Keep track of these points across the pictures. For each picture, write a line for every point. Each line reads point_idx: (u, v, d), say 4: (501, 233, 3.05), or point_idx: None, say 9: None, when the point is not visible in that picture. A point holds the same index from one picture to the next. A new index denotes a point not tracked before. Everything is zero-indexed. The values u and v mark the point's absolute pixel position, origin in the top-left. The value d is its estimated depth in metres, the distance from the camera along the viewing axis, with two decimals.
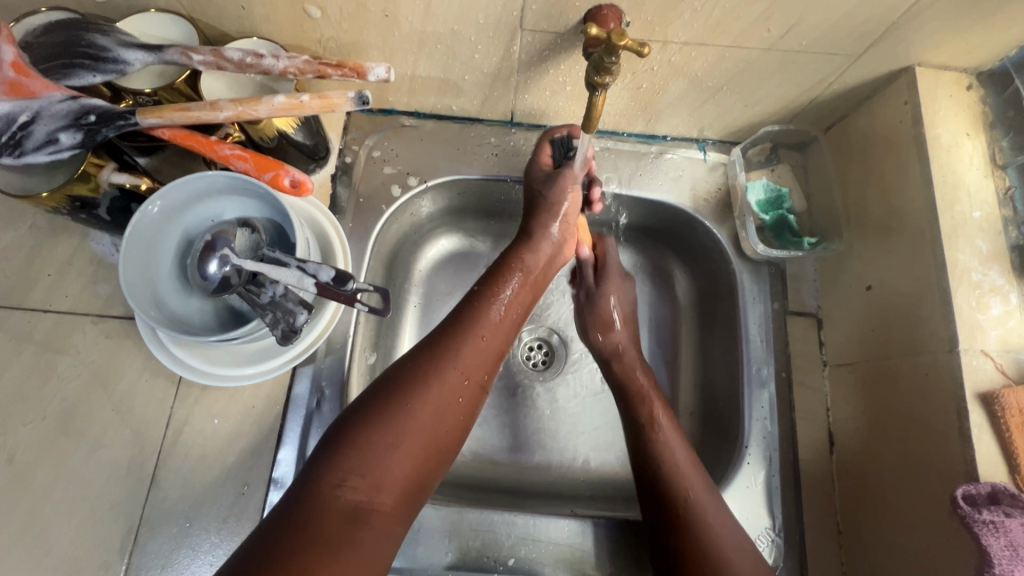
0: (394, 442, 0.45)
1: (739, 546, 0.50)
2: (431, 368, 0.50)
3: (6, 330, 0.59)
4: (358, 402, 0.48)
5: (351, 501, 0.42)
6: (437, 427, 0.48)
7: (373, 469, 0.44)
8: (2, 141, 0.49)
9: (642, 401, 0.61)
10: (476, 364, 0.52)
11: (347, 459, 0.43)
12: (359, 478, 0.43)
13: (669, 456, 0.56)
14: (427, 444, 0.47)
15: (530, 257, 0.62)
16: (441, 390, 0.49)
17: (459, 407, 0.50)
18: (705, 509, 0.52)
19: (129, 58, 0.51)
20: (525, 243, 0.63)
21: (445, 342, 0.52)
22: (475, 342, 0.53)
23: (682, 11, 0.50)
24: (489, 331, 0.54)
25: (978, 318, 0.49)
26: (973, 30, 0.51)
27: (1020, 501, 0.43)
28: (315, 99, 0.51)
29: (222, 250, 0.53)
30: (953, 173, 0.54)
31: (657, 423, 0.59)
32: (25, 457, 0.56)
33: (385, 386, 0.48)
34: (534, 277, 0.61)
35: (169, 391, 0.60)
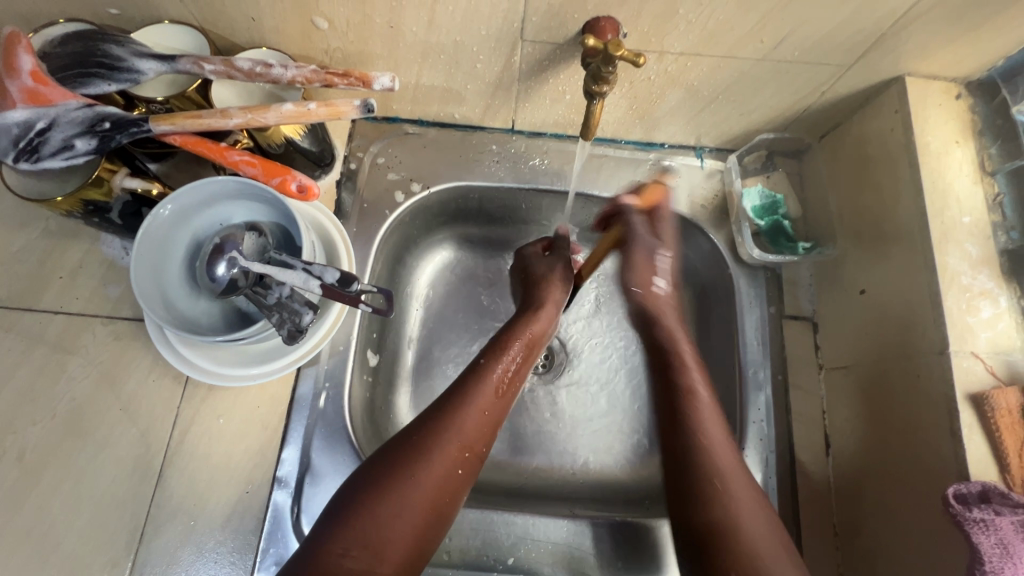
0: (396, 514, 0.47)
1: (751, 499, 0.50)
2: (433, 442, 0.51)
3: (18, 330, 0.61)
4: (367, 467, 0.50)
5: (351, 570, 0.44)
6: (438, 498, 0.49)
7: (374, 539, 0.45)
8: (20, 146, 0.51)
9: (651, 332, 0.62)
10: (478, 436, 0.53)
11: (351, 529, 0.45)
12: (361, 548, 0.45)
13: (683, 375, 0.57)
14: (428, 513, 0.48)
15: (529, 322, 0.63)
16: (444, 463, 0.50)
17: (460, 479, 0.51)
18: (712, 425, 0.54)
19: (143, 68, 0.53)
20: (528, 312, 0.64)
21: (450, 413, 0.53)
22: (475, 411, 0.54)
23: (677, 23, 0.52)
24: (491, 404, 0.56)
25: (969, 321, 0.50)
26: (961, 42, 0.53)
27: (1010, 499, 0.44)
28: (323, 107, 0.53)
29: (230, 253, 0.55)
30: (943, 179, 0.55)
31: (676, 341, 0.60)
32: (35, 455, 0.57)
33: (387, 457, 0.50)
34: (534, 342, 0.63)
35: (176, 391, 0.61)
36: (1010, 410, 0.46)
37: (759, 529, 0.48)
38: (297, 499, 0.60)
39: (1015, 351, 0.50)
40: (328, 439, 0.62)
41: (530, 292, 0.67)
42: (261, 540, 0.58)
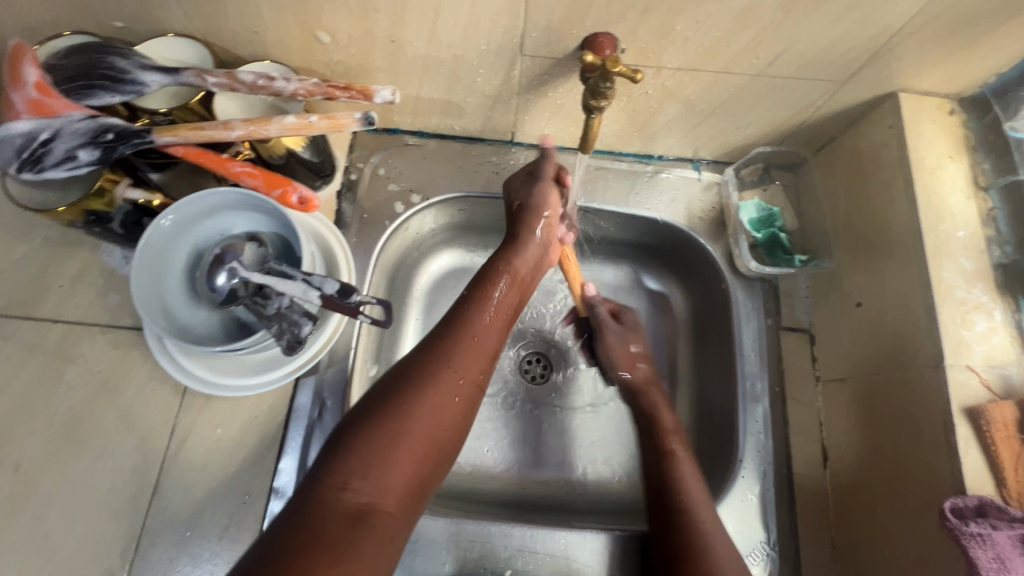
0: (396, 442, 0.45)
1: None
2: (425, 371, 0.50)
3: (17, 339, 0.61)
4: (359, 405, 0.48)
5: (354, 504, 0.41)
6: (438, 430, 0.47)
7: (375, 469, 0.43)
8: (23, 157, 0.52)
9: (667, 437, 0.60)
10: (470, 365, 0.52)
11: (349, 461, 0.43)
12: (360, 479, 0.42)
13: (680, 474, 0.56)
14: (429, 444, 0.47)
15: (517, 257, 0.62)
16: (438, 392, 0.49)
17: (456, 407, 0.50)
18: (703, 507, 0.54)
19: (146, 80, 0.54)
20: (514, 246, 0.63)
21: (439, 347, 0.52)
22: (466, 343, 0.53)
23: (674, 39, 0.53)
24: (480, 333, 0.55)
25: (964, 334, 0.51)
26: (953, 59, 0.54)
27: (1006, 514, 0.45)
28: (324, 119, 0.53)
29: (230, 263, 0.54)
30: (937, 194, 0.55)
31: (671, 442, 0.60)
32: (31, 465, 0.57)
33: (378, 393, 0.48)
34: (522, 276, 0.62)
35: (174, 400, 0.61)
36: (1006, 424, 0.47)
37: None
38: None
39: (1010, 365, 0.50)
40: None
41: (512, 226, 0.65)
42: None
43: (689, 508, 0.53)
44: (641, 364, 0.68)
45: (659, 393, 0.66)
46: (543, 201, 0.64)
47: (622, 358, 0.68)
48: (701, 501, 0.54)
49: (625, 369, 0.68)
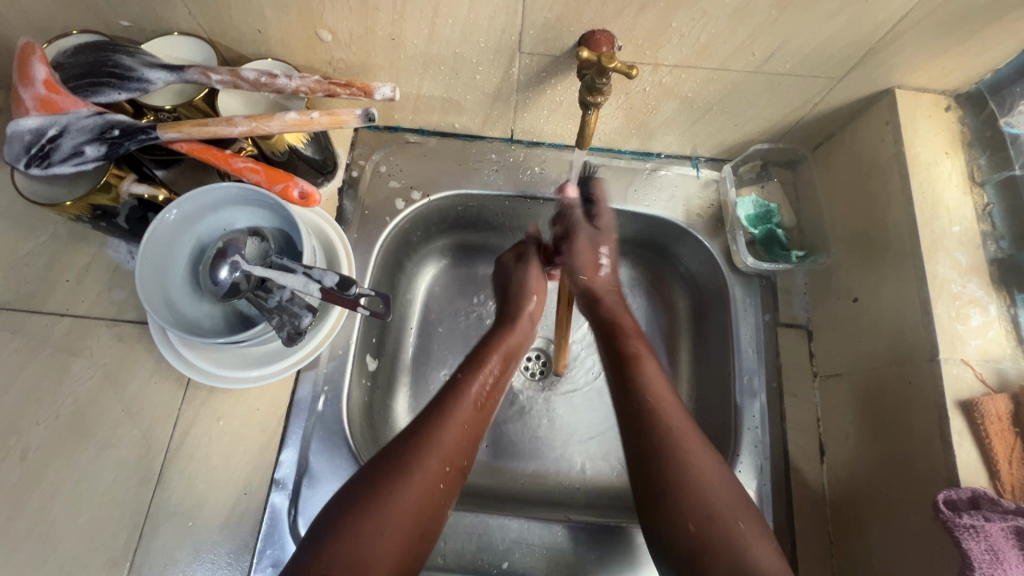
0: (379, 531, 0.46)
1: (733, 498, 0.49)
2: (412, 458, 0.51)
3: (25, 332, 0.62)
4: (345, 492, 0.49)
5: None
6: (418, 518, 0.49)
7: (357, 560, 0.45)
8: (31, 152, 0.53)
9: (630, 338, 0.63)
10: (457, 452, 0.54)
11: (331, 553, 0.44)
12: (341, 573, 0.44)
13: (650, 393, 0.56)
14: (412, 530, 0.48)
15: (508, 336, 0.67)
16: (425, 477, 0.50)
17: (439, 494, 0.51)
18: (688, 438, 0.53)
19: (152, 77, 0.55)
20: (506, 324, 0.68)
21: (428, 429, 0.53)
22: (454, 428, 0.55)
23: (671, 36, 0.53)
24: (469, 418, 0.56)
25: (958, 328, 0.51)
26: (948, 56, 0.54)
27: (1000, 506, 0.44)
28: (325, 115, 0.54)
29: (233, 256, 0.56)
30: (933, 189, 0.56)
31: (640, 359, 0.61)
32: (37, 455, 0.58)
33: (366, 478, 0.49)
34: (512, 354, 0.66)
35: (177, 392, 0.62)
36: (1000, 417, 0.47)
37: (744, 531, 0.47)
38: (295, 501, 0.60)
39: (1005, 359, 0.50)
40: (326, 442, 0.63)
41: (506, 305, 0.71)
42: (257, 541, 0.58)
43: (654, 404, 0.55)
44: (603, 270, 0.70)
45: (610, 275, 0.70)
46: (526, 279, 0.72)
47: (587, 260, 0.69)
48: (665, 394, 0.57)
49: (586, 273, 0.69)
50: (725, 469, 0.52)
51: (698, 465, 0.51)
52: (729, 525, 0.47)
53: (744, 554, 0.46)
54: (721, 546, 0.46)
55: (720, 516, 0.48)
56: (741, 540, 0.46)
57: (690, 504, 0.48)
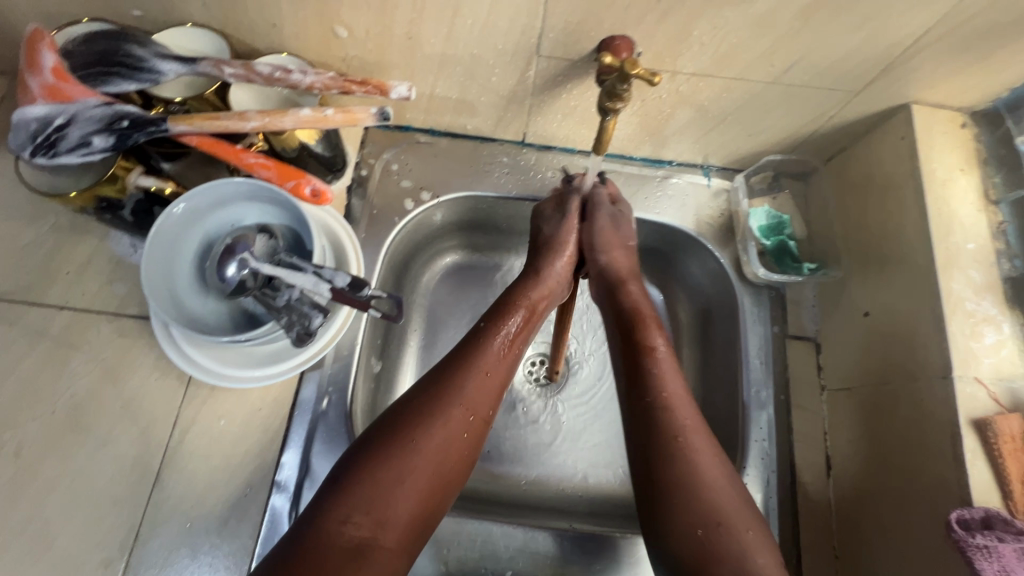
0: (399, 479, 0.45)
1: (740, 507, 0.45)
2: (432, 406, 0.49)
3: (25, 325, 0.62)
4: (365, 436, 0.48)
5: (354, 538, 0.42)
6: (441, 467, 0.47)
7: (378, 506, 0.44)
8: (37, 142, 0.52)
9: (648, 329, 0.56)
10: (481, 400, 0.52)
11: (350, 497, 0.43)
12: (362, 515, 0.43)
13: (665, 389, 0.52)
14: (434, 479, 0.47)
15: (533, 290, 0.61)
16: (446, 426, 0.49)
17: (463, 443, 0.49)
18: (700, 439, 0.48)
19: (164, 69, 0.54)
20: (529, 277, 0.62)
21: (450, 377, 0.52)
22: (477, 376, 0.52)
23: (690, 44, 0.53)
24: (493, 366, 0.54)
25: (972, 346, 0.50)
26: (967, 72, 0.54)
27: (1012, 526, 0.44)
28: (339, 113, 0.54)
29: (241, 254, 0.54)
30: (948, 204, 0.55)
31: (657, 351, 0.54)
32: (34, 450, 0.57)
33: (384, 426, 0.48)
34: (540, 309, 0.60)
35: (178, 389, 0.61)
36: (1013, 437, 0.46)
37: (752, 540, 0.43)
38: (295, 504, 0.59)
39: (1017, 378, 0.49)
40: (329, 445, 0.62)
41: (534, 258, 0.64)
42: (257, 545, 0.57)
43: (667, 403, 0.50)
44: (623, 253, 0.64)
45: (626, 257, 0.64)
46: (566, 239, 0.64)
47: (608, 239, 0.63)
48: (677, 388, 0.52)
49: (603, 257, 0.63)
50: (737, 479, 0.47)
51: (706, 465, 0.47)
52: (735, 533, 0.44)
53: (753, 566, 0.42)
54: (724, 552, 0.42)
55: (724, 522, 0.44)
56: (744, 548, 0.42)
57: (692, 510, 0.45)
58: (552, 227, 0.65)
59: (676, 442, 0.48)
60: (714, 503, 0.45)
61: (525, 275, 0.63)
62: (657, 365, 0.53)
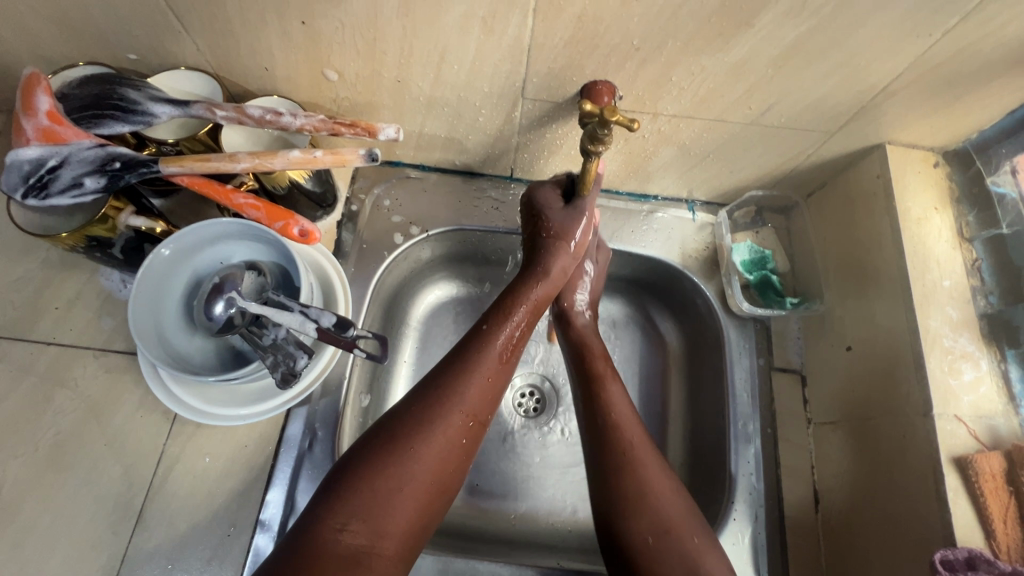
0: (397, 486, 0.46)
1: (684, 516, 0.51)
2: (433, 412, 0.50)
3: (10, 361, 0.62)
4: (364, 442, 0.49)
5: (352, 545, 0.43)
6: (439, 474, 0.49)
7: (375, 513, 0.45)
8: (29, 183, 0.53)
9: (596, 359, 0.63)
10: (480, 405, 0.53)
11: (348, 505, 0.45)
12: (359, 523, 0.44)
13: (613, 410, 0.57)
14: (432, 484, 0.48)
15: (538, 291, 0.61)
16: (446, 431, 0.50)
17: (460, 449, 0.51)
18: (644, 451, 0.54)
19: (157, 111, 0.55)
20: (533, 277, 0.62)
21: (451, 381, 0.52)
22: (477, 380, 0.53)
23: (670, 89, 0.55)
24: (494, 371, 0.55)
25: (951, 383, 0.50)
26: (938, 115, 0.56)
27: (996, 567, 0.44)
28: (329, 154, 0.55)
29: (229, 293, 0.55)
30: (924, 241, 0.56)
31: (607, 379, 0.60)
32: (14, 489, 0.57)
33: (383, 431, 0.49)
34: (540, 306, 0.61)
35: (163, 426, 0.60)
36: (994, 475, 0.46)
37: (699, 546, 0.49)
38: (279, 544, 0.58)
39: (997, 415, 0.49)
40: (314, 481, 0.61)
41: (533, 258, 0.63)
42: None
43: (616, 423, 0.56)
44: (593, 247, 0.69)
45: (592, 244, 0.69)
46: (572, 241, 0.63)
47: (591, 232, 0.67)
48: (624, 409, 0.57)
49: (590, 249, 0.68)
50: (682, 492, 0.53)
51: (652, 475, 0.52)
52: (683, 540, 0.49)
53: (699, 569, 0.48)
54: (671, 558, 0.48)
55: (673, 530, 0.49)
56: (692, 554, 0.48)
57: (645, 520, 0.50)
58: (559, 227, 0.62)
59: (625, 455, 0.54)
60: (661, 514, 0.50)
61: (531, 272, 0.62)
62: (606, 392, 0.59)
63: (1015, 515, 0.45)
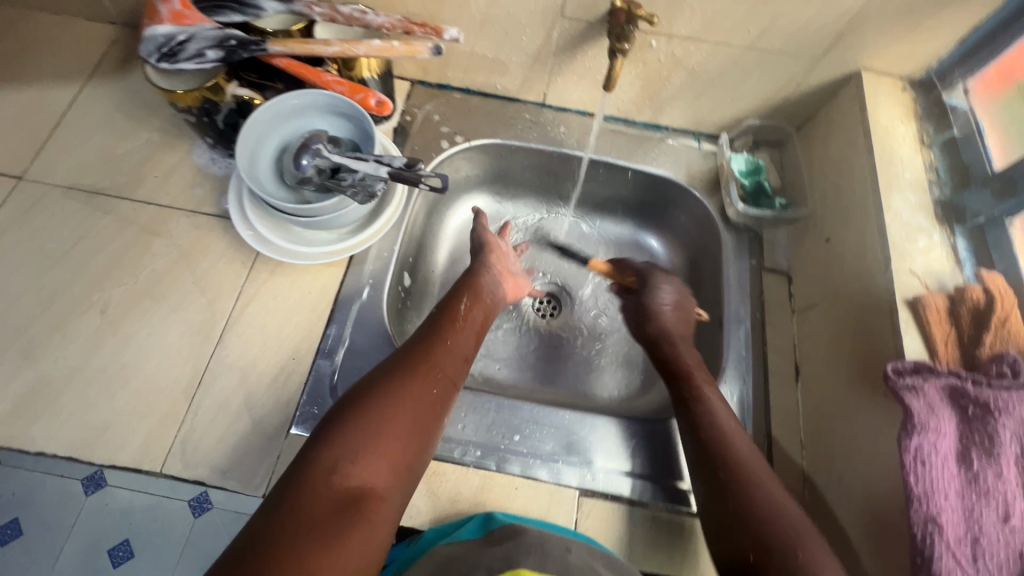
0: (381, 427, 0.50)
1: (801, 531, 0.50)
2: (401, 369, 0.56)
3: (117, 213, 0.73)
4: (340, 402, 0.53)
5: (345, 485, 0.46)
6: (417, 418, 0.53)
7: (362, 454, 0.48)
8: (162, 52, 0.65)
9: (688, 377, 0.65)
10: (445, 362, 0.59)
11: (335, 449, 0.48)
12: (349, 464, 0.47)
13: (715, 428, 0.60)
14: (412, 426, 0.52)
15: (477, 280, 0.71)
16: (416, 383, 0.55)
17: (433, 398, 0.55)
18: (754, 471, 0.55)
19: (265, 6, 0.68)
20: (477, 272, 0.73)
21: (413, 348, 0.59)
22: (442, 347, 0.60)
23: (683, 10, 0.67)
24: (454, 338, 0.62)
25: (908, 248, 0.61)
26: (903, 43, 0.68)
27: (936, 370, 0.53)
28: (403, 45, 0.67)
29: (315, 146, 0.66)
30: (891, 145, 0.68)
31: (700, 395, 0.63)
32: (117, 310, 0.68)
33: (357, 390, 0.53)
34: (485, 297, 0.70)
35: (241, 272, 0.71)
36: (938, 308, 0.56)
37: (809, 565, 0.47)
38: (336, 370, 0.68)
39: (946, 274, 0.60)
40: (366, 326, 0.71)
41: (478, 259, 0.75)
42: (301, 398, 0.65)
43: (718, 441, 0.58)
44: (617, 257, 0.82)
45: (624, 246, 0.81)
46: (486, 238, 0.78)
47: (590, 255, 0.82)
48: (732, 430, 0.59)
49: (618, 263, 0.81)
50: (797, 507, 0.52)
51: (762, 493, 0.53)
52: (792, 558, 0.48)
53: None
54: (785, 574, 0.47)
55: (785, 550, 0.49)
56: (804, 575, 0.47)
57: (755, 539, 0.50)
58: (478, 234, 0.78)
59: (731, 476, 0.55)
60: (776, 532, 0.50)
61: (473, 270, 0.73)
62: (706, 407, 0.62)
63: (954, 340, 0.55)
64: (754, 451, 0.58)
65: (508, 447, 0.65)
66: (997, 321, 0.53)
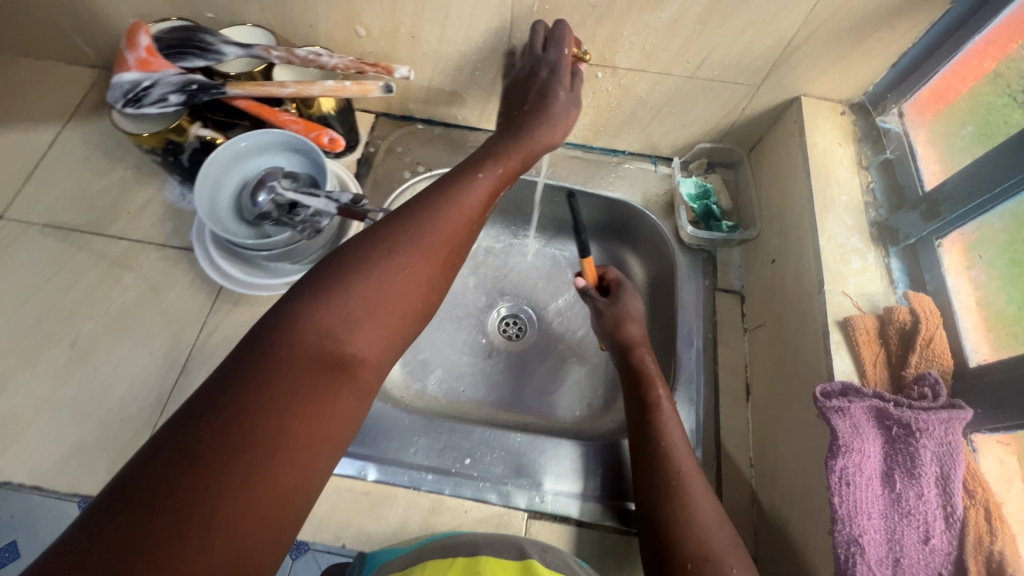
0: (382, 308, 0.45)
1: (731, 544, 0.52)
2: (419, 234, 0.49)
3: (90, 248, 0.77)
4: (343, 252, 0.47)
5: (335, 348, 0.41)
6: (424, 295, 0.48)
7: (358, 321, 0.43)
8: (127, 97, 0.68)
9: (652, 385, 0.66)
10: (460, 236, 0.52)
11: (333, 309, 0.43)
12: (346, 329, 0.43)
13: (665, 438, 0.60)
14: (416, 309, 0.47)
15: (522, 144, 0.62)
16: (432, 250, 0.49)
17: (439, 277, 0.49)
18: (696, 485, 0.57)
19: (226, 51, 0.71)
20: (521, 131, 0.64)
21: (435, 204, 0.52)
22: (458, 216, 0.52)
23: (623, 44, 0.70)
24: (476, 203, 0.54)
25: (842, 269, 0.63)
26: (837, 70, 0.70)
27: (863, 393, 0.53)
28: (355, 85, 0.71)
29: (270, 184, 0.69)
30: (829, 168, 0.70)
31: (660, 403, 0.64)
32: (87, 343, 0.71)
33: (369, 244, 0.47)
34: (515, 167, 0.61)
35: (206, 303, 0.74)
36: (867, 329, 0.57)
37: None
38: None
39: (878, 294, 0.61)
40: None
41: (524, 119, 0.65)
42: None
43: (667, 454, 0.59)
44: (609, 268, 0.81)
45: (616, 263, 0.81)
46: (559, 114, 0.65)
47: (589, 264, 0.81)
48: (679, 442, 0.61)
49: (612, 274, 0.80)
50: (727, 525, 0.54)
51: (701, 507, 0.55)
52: (721, 565, 0.50)
53: None
54: None
55: (713, 558, 0.50)
56: None
57: (689, 545, 0.52)
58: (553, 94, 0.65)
59: (676, 485, 0.56)
60: (707, 541, 0.52)
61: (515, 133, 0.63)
62: (661, 417, 0.62)
63: (883, 360, 0.56)
64: (696, 465, 0.60)
65: (460, 471, 0.67)
66: (922, 342, 0.55)
